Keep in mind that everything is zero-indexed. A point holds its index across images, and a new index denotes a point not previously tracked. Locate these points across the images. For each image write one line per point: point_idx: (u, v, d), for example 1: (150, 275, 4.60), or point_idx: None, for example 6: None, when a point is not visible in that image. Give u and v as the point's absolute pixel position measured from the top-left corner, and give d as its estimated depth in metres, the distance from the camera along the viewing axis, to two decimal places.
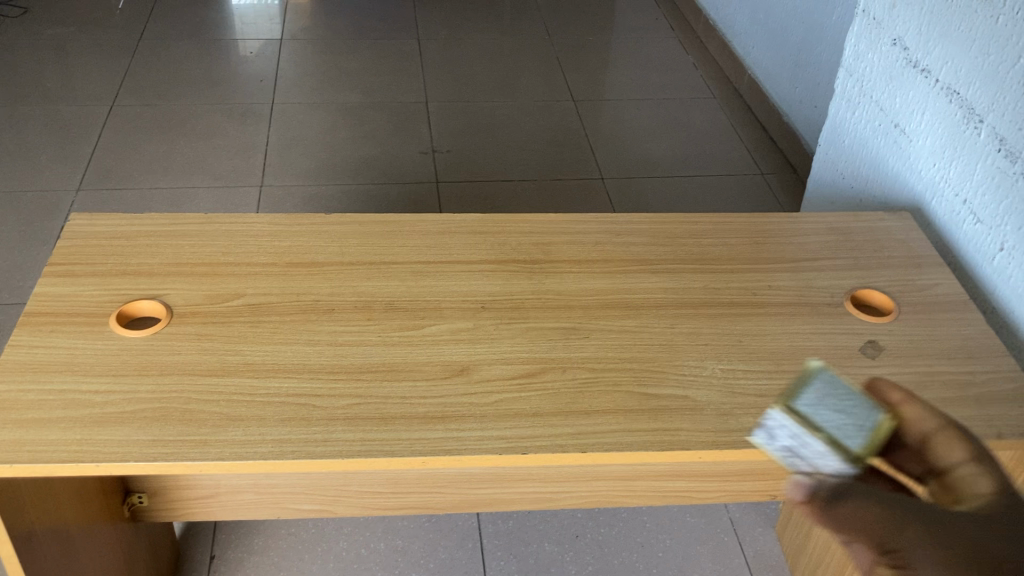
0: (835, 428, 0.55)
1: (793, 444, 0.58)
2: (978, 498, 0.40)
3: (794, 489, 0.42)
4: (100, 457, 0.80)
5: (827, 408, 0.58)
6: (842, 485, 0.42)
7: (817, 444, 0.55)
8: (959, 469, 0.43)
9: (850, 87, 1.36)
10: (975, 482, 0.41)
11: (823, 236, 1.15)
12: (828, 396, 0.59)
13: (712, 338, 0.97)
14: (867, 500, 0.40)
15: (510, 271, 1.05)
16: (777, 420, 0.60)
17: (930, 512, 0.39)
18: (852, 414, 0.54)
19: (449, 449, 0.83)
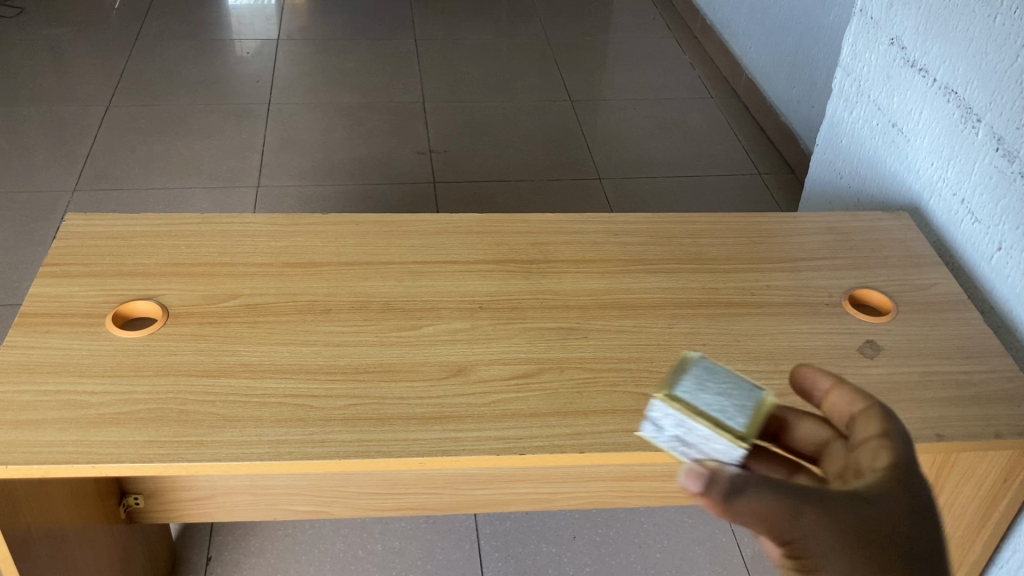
0: (723, 418, 0.46)
1: (675, 437, 0.48)
2: (875, 473, 0.44)
3: (692, 481, 0.40)
4: (95, 458, 0.80)
5: (708, 394, 0.48)
6: (739, 476, 0.40)
7: (705, 438, 0.46)
8: (864, 445, 0.47)
9: (847, 87, 1.36)
10: (875, 457, 0.46)
11: (821, 236, 1.15)
12: (708, 380, 0.49)
13: (710, 338, 0.97)
14: (768, 495, 0.39)
15: (507, 272, 1.05)
16: (650, 411, 0.49)
17: (824, 502, 0.40)
18: (737, 402, 0.47)
19: (446, 450, 0.83)
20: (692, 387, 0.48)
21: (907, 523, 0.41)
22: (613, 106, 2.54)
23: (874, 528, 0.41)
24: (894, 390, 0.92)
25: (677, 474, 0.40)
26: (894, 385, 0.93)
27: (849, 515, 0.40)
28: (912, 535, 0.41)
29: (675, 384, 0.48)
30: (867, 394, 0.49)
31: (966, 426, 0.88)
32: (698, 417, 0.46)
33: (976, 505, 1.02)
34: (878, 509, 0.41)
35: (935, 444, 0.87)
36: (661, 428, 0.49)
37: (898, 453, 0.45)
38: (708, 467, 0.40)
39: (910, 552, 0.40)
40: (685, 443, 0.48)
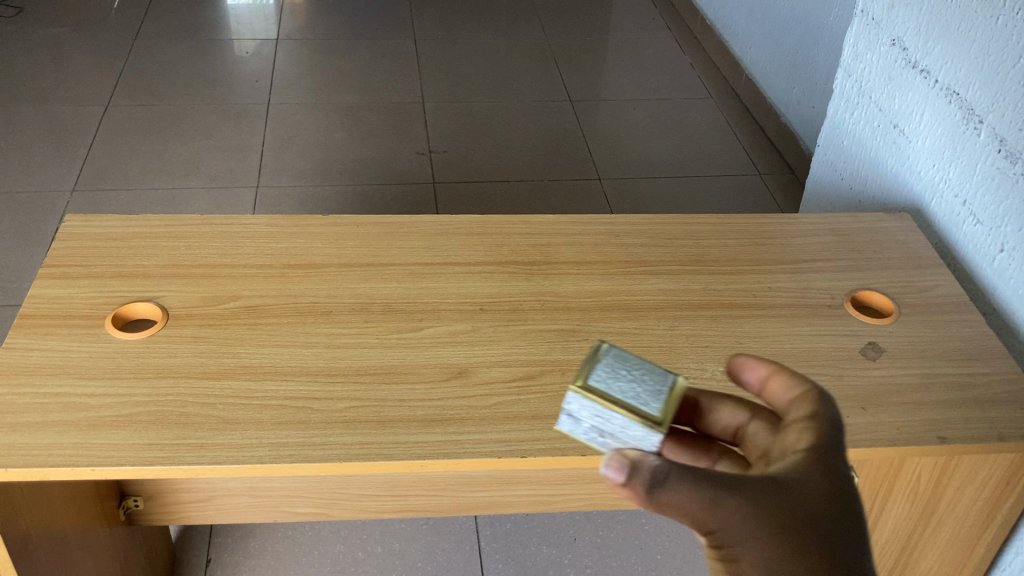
0: (638, 404, 0.42)
1: (592, 427, 0.44)
2: (798, 453, 0.43)
3: (614, 472, 0.39)
4: (95, 461, 0.80)
5: (621, 379, 0.44)
6: (660, 467, 0.39)
7: (624, 426, 0.43)
8: (791, 428, 0.45)
9: (848, 87, 1.36)
10: (798, 439, 0.45)
11: (823, 237, 1.14)
12: (618, 364, 0.44)
13: (712, 340, 0.96)
14: (687, 488, 0.39)
15: (508, 273, 1.05)
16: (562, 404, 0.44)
17: (745, 489, 0.40)
18: (650, 385, 0.43)
19: (448, 453, 0.82)
20: (603, 373, 0.43)
21: (831, 507, 0.41)
22: (613, 106, 2.54)
23: (797, 513, 0.40)
24: (896, 393, 0.92)
25: (599, 464, 0.40)
26: (896, 387, 0.93)
27: (772, 502, 0.40)
28: (835, 518, 0.41)
29: (586, 372, 0.44)
30: (804, 381, 0.47)
31: (969, 428, 0.88)
32: (615, 407, 0.42)
33: (979, 506, 1.01)
34: (802, 492, 0.41)
35: (938, 446, 0.87)
36: (575, 420, 0.45)
37: (824, 432, 0.44)
38: (631, 458, 0.39)
39: (831, 539, 0.40)
40: (603, 434, 0.44)
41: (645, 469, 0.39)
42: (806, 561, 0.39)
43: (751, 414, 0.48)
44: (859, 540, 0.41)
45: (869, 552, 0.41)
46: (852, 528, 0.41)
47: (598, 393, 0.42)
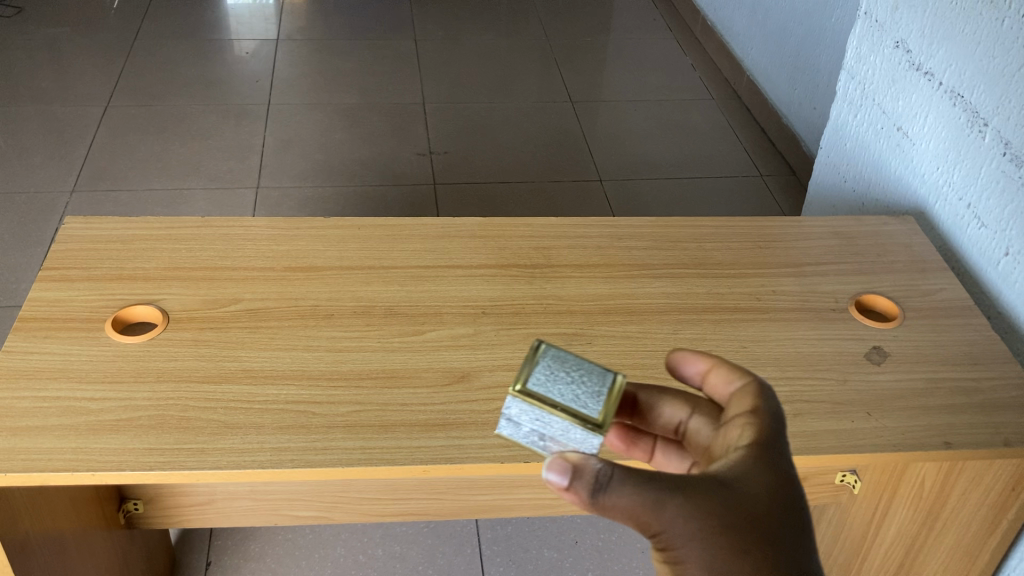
0: (577, 406, 0.48)
1: (535, 427, 0.50)
2: (740, 452, 0.48)
3: (556, 476, 0.44)
4: (95, 466, 0.79)
5: (559, 382, 0.49)
6: (604, 472, 0.44)
7: (564, 427, 0.49)
8: (732, 423, 0.51)
9: (851, 90, 1.36)
10: (740, 435, 0.50)
11: (826, 240, 1.14)
12: (557, 367, 0.50)
13: (715, 344, 0.96)
14: (630, 492, 0.43)
15: (511, 276, 1.04)
16: (507, 406, 0.50)
17: (687, 491, 0.44)
18: (588, 390, 0.49)
19: (450, 458, 0.82)
20: (543, 377, 0.49)
21: (772, 505, 0.46)
22: (614, 107, 2.53)
23: (736, 511, 0.45)
24: (901, 398, 0.91)
25: (543, 467, 0.45)
26: (902, 392, 0.92)
27: (717, 502, 0.44)
28: (775, 515, 0.45)
29: (526, 376, 0.49)
30: (742, 374, 0.53)
31: (974, 433, 0.88)
32: (554, 410, 0.48)
33: (984, 511, 1.01)
34: (742, 490, 0.45)
35: (943, 451, 0.86)
36: (520, 420, 0.50)
37: (762, 429, 0.49)
38: (573, 463, 0.44)
39: (772, 536, 0.45)
40: (545, 433, 0.50)
41: (587, 475, 0.44)
42: (747, 559, 0.44)
43: (691, 410, 0.55)
44: (796, 533, 0.46)
45: (803, 543, 0.46)
46: (789, 522, 0.46)
47: (538, 398, 0.48)
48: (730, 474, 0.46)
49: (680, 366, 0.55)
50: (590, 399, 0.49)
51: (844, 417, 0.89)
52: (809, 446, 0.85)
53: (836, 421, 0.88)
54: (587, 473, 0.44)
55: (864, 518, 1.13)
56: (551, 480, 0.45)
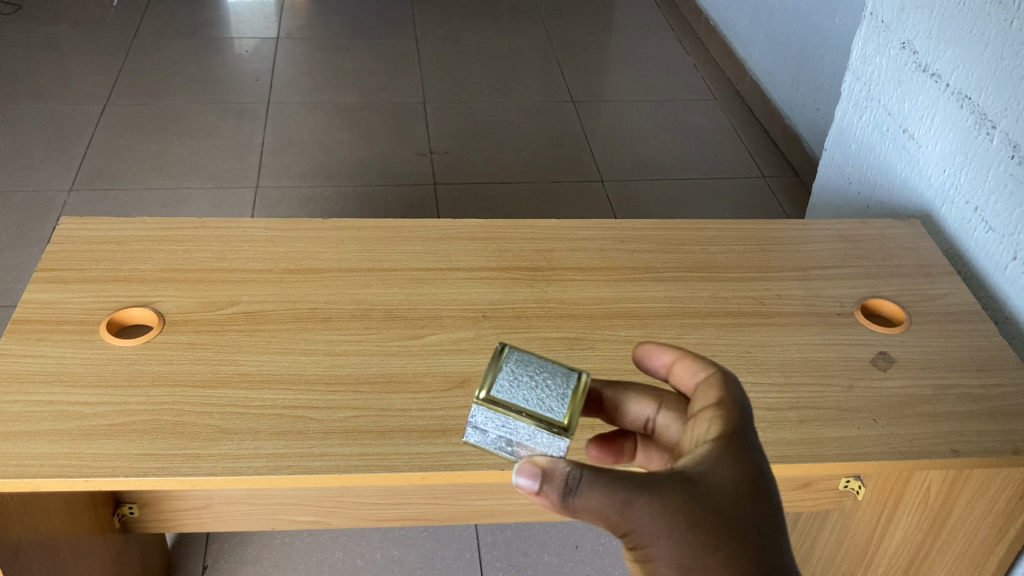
0: (541, 410, 0.49)
1: (501, 435, 0.51)
2: (707, 445, 0.47)
3: (527, 480, 0.43)
4: (89, 472, 0.78)
5: (523, 387, 0.50)
6: (573, 474, 0.43)
7: (531, 433, 0.49)
8: (699, 415, 0.50)
9: (856, 91, 1.34)
10: (709, 427, 0.49)
11: (831, 244, 1.12)
12: (521, 372, 0.51)
13: (719, 349, 0.95)
14: (599, 492, 0.42)
15: (512, 279, 1.02)
16: (473, 414, 0.51)
17: (656, 489, 0.43)
18: (552, 393, 0.49)
19: (449, 465, 0.81)
20: (507, 384, 0.50)
21: (741, 499, 0.45)
22: (616, 107, 2.52)
23: (707, 508, 0.44)
24: (908, 404, 0.90)
25: (513, 470, 0.43)
26: (908, 398, 0.91)
27: (684, 499, 0.43)
28: (743, 508, 0.44)
29: (491, 383, 0.50)
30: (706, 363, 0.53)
31: (981, 441, 0.86)
32: (519, 417, 0.49)
33: (990, 519, 0.99)
34: (712, 486, 0.44)
35: (951, 459, 0.85)
36: (487, 427, 0.51)
37: (728, 421, 0.48)
38: (543, 466, 0.43)
39: (742, 530, 0.44)
40: (511, 441, 0.51)
41: (557, 478, 0.42)
42: (717, 555, 0.43)
43: (658, 405, 0.55)
44: (766, 526, 0.45)
45: (776, 537, 0.45)
46: (761, 516, 0.45)
47: (502, 404, 0.49)
48: (698, 469, 0.45)
49: (645, 360, 0.55)
50: (555, 403, 0.49)
51: (850, 424, 0.87)
52: (814, 454, 0.84)
53: (842, 428, 0.87)
54: (556, 475, 0.42)
55: (868, 524, 1.12)
56: (520, 485, 0.44)
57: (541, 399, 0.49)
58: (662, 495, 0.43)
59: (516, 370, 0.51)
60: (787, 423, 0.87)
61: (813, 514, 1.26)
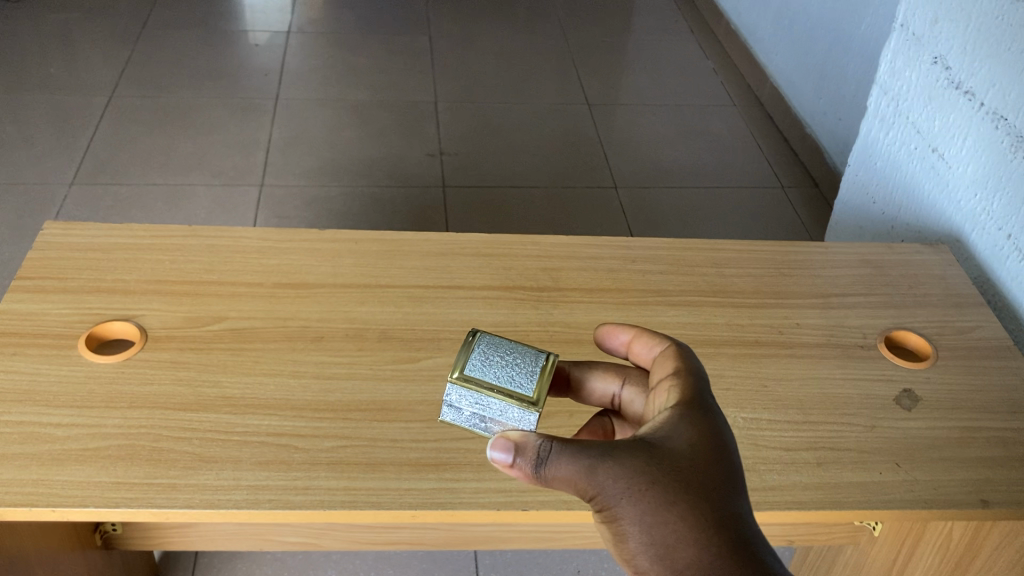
0: (511, 386, 0.59)
1: (475, 411, 0.61)
2: (667, 412, 0.52)
3: (502, 454, 0.49)
4: (57, 501, 0.73)
5: (494, 365, 0.60)
6: (544, 446, 0.48)
7: (503, 408, 0.59)
8: (660, 386, 0.56)
9: (883, 105, 1.28)
10: (669, 397, 0.54)
11: (853, 269, 1.07)
12: (490, 353, 0.61)
13: (735, 381, 0.89)
14: (565, 462, 0.47)
15: (517, 300, 0.97)
16: (449, 392, 0.61)
17: (617, 456, 0.48)
18: (519, 370, 0.60)
19: (443, 503, 0.76)
20: (479, 364, 0.60)
21: (697, 456, 0.49)
22: (632, 112, 2.46)
23: (667, 469, 0.48)
24: (934, 447, 0.84)
25: (489, 447, 0.49)
26: (934, 441, 0.85)
27: (644, 461, 0.48)
28: (703, 464, 0.48)
29: (464, 364, 0.60)
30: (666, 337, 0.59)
31: (1012, 491, 0.80)
32: (491, 393, 0.59)
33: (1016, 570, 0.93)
34: (671, 451, 0.49)
35: (979, 511, 0.79)
36: (461, 405, 0.62)
37: (688, 389, 0.53)
38: (516, 441, 0.48)
39: (701, 483, 0.48)
40: (484, 418, 0.61)
41: (529, 451, 0.48)
42: (676, 508, 0.47)
43: (623, 380, 0.63)
44: (727, 481, 0.48)
45: (736, 490, 0.48)
46: (720, 472, 0.49)
47: (476, 382, 0.59)
48: (660, 434, 0.50)
49: (604, 340, 0.63)
50: (521, 380, 0.59)
51: (871, 468, 0.82)
52: (832, 501, 0.78)
53: (862, 472, 0.81)
54: (528, 447, 0.48)
55: (886, 563, 1.07)
56: (501, 461, 0.49)
57: (507, 378, 0.60)
58: (621, 458, 0.48)
59: (485, 353, 0.61)
60: (805, 465, 0.81)
61: (827, 548, 1.20)
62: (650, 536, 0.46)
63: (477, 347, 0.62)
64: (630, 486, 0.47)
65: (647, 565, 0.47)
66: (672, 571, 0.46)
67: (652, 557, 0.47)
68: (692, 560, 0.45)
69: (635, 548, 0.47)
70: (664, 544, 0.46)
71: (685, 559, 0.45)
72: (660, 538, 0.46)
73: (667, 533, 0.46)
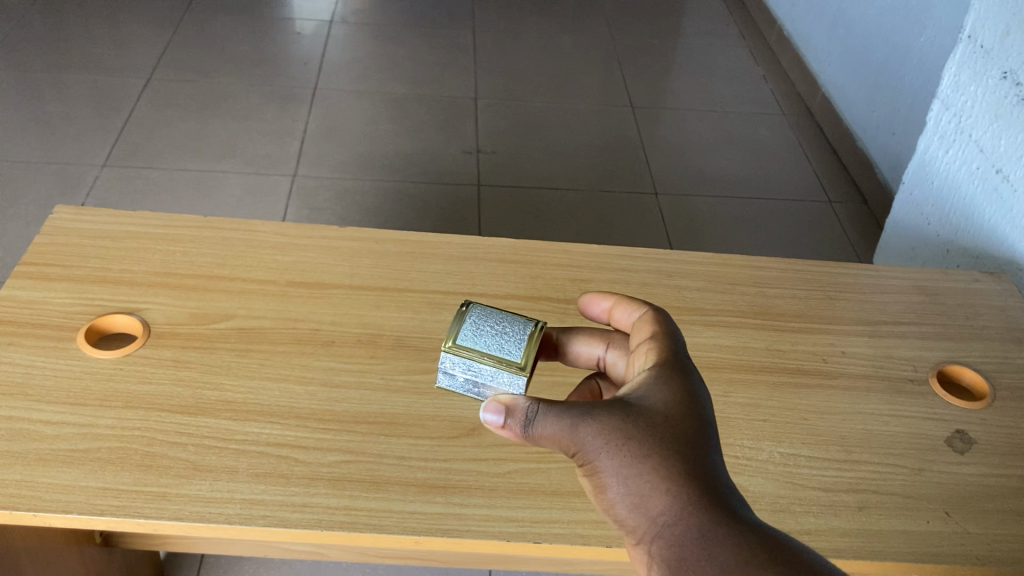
0: (502, 354, 0.62)
1: (467, 377, 0.64)
2: (647, 374, 0.53)
3: (492, 416, 0.50)
4: (39, 505, 0.69)
5: (485, 335, 0.63)
6: (530, 407, 0.50)
7: (494, 373, 0.62)
8: (639, 348, 0.57)
9: (944, 121, 1.20)
10: (646, 360, 0.56)
11: (906, 297, 0.99)
12: (481, 323, 0.64)
13: (772, 412, 0.83)
14: (550, 421, 0.49)
15: (541, 311, 0.91)
16: (443, 360, 0.64)
17: (597, 414, 0.49)
18: (511, 342, 0.62)
19: (449, 530, 0.70)
20: (470, 333, 0.63)
21: (674, 415, 0.50)
22: (677, 116, 2.39)
23: (644, 425, 0.49)
24: (989, 497, 0.77)
25: (480, 410, 0.51)
26: (988, 491, 0.78)
27: (623, 418, 0.49)
28: (677, 422, 0.49)
29: (457, 333, 0.64)
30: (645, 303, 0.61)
31: None
32: (483, 359, 0.62)
33: None
34: (647, 410, 0.50)
35: None
36: (455, 371, 0.65)
37: (665, 353, 0.55)
38: (505, 403, 0.50)
39: (676, 438, 0.48)
40: (477, 383, 0.64)
41: (517, 411, 0.49)
42: (652, 462, 0.47)
43: (607, 344, 0.64)
44: (702, 438, 0.49)
45: (711, 447, 0.49)
46: (696, 429, 0.49)
47: (467, 350, 0.63)
48: (640, 395, 0.51)
49: (585, 307, 0.65)
50: (510, 351, 0.62)
51: (917, 517, 0.75)
52: (873, 551, 0.72)
53: (908, 521, 0.74)
54: (519, 409, 0.49)
55: None
56: (489, 423, 0.51)
57: (497, 349, 0.62)
58: (601, 417, 0.49)
59: (479, 327, 0.64)
60: (845, 509, 0.75)
61: None
62: (628, 487, 0.47)
63: (470, 320, 0.64)
64: (609, 442, 0.48)
65: (625, 515, 0.47)
66: (647, 518, 0.46)
67: (629, 506, 0.47)
68: (665, 507, 0.46)
69: (614, 501, 0.48)
70: (641, 494, 0.47)
71: (660, 507, 0.46)
72: (637, 489, 0.47)
73: (642, 482, 0.47)
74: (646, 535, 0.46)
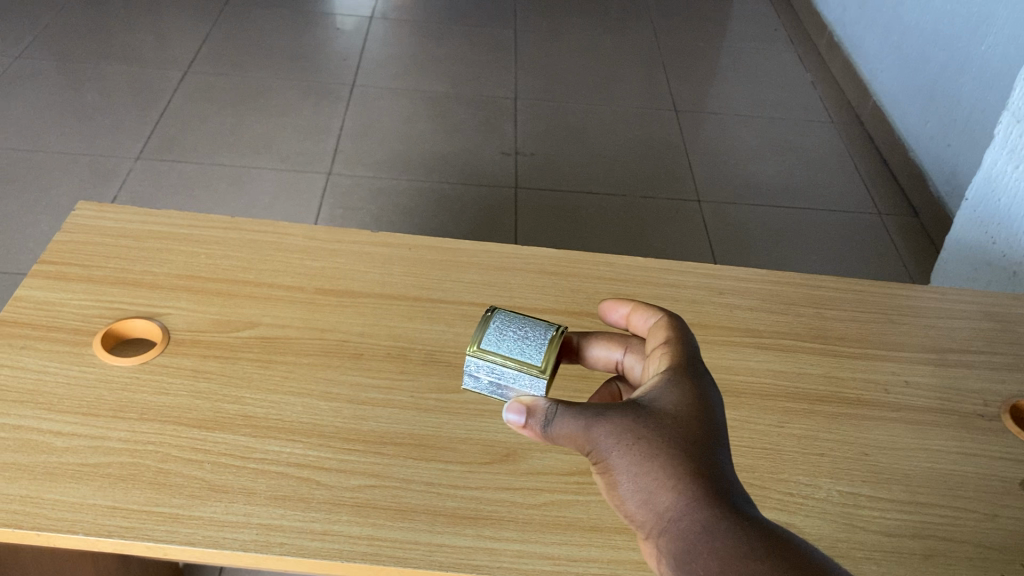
0: (524, 358, 0.58)
1: (490, 380, 0.60)
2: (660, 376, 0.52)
3: (514, 416, 0.49)
4: (43, 524, 0.64)
5: (507, 339, 0.60)
6: (551, 407, 0.49)
7: (516, 376, 0.59)
8: (654, 351, 0.57)
9: (1014, 135, 1.12)
10: (659, 363, 0.55)
11: (973, 323, 0.93)
12: (505, 327, 0.60)
13: (830, 446, 0.77)
14: (567, 420, 0.48)
15: (581, 326, 0.86)
16: (466, 364, 0.60)
17: (610, 414, 0.49)
18: (534, 349, 0.59)
19: (478, 567, 0.65)
20: (493, 337, 0.60)
21: (683, 415, 0.49)
22: (722, 122, 2.32)
23: (654, 425, 0.48)
24: None
25: (501, 410, 0.49)
26: None
27: (635, 418, 0.49)
28: (686, 421, 0.49)
29: (479, 337, 0.60)
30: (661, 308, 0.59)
31: None
32: (505, 363, 0.59)
33: None
34: (658, 409, 0.49)
35: None
36: (477, 375, 0.60)
37: (679, 357, 0.54)
38: (526, 403, 0.49)
39: (684, 437, 0.48)
40: (501, 387, 0.60)
41: (537, 411, 0.48)
42: (661, 460, 0.47)
43: (625, 348, 0.62)
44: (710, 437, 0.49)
45: (720, 445, 0.49)
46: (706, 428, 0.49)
47: (490, 354, 0.59)
48: (653, 395, 0.51)
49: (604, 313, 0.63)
50: (532, 358, 0.58)
51: (989, 568, 0.68)
52: None
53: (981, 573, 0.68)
54: (540, 408, 0.48)
55: None
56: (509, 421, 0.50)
57: (519, 354, 0.59)
58: (613, 417, 0.48)
59: (502, 331, 0.60)
60: (911, 557, 0.68)
61: None
62: (638, 485, 0.47)
63: (493, 325, 0.61)
64: (621, 441, 0.48)
65: (635, 511, 0.47)
66: (656, 514, 0.46)
67: (639, 502, 0.47)
68: (672, 504, 0.45)
69: (625, 497, 0.48)
70: (649, 492, 0.46)
71: (668, 504, 0.45)
72: (646, 485, 0.47)
73: (652, 480, 0.46)
74: (653, 530, 0.46)
